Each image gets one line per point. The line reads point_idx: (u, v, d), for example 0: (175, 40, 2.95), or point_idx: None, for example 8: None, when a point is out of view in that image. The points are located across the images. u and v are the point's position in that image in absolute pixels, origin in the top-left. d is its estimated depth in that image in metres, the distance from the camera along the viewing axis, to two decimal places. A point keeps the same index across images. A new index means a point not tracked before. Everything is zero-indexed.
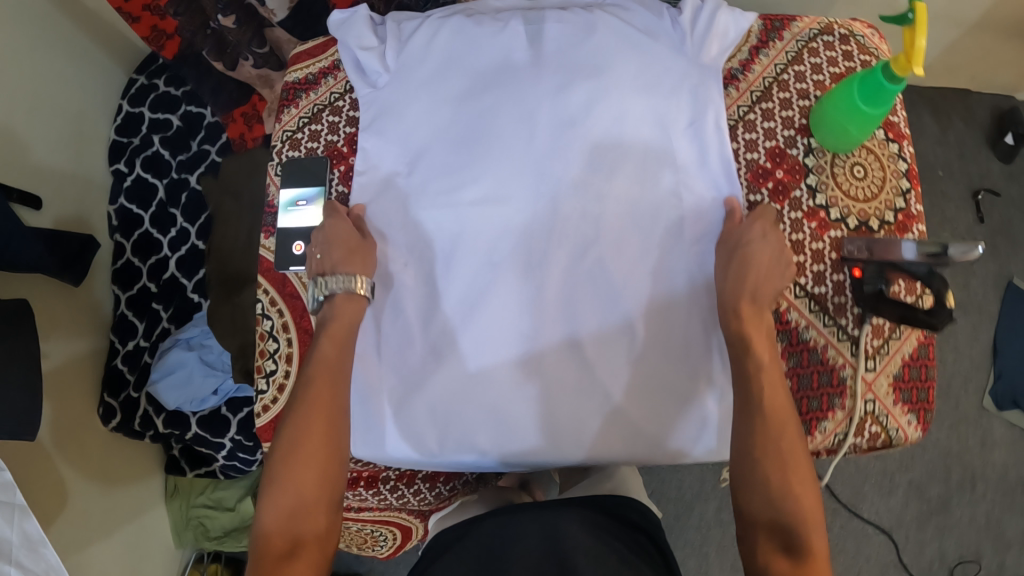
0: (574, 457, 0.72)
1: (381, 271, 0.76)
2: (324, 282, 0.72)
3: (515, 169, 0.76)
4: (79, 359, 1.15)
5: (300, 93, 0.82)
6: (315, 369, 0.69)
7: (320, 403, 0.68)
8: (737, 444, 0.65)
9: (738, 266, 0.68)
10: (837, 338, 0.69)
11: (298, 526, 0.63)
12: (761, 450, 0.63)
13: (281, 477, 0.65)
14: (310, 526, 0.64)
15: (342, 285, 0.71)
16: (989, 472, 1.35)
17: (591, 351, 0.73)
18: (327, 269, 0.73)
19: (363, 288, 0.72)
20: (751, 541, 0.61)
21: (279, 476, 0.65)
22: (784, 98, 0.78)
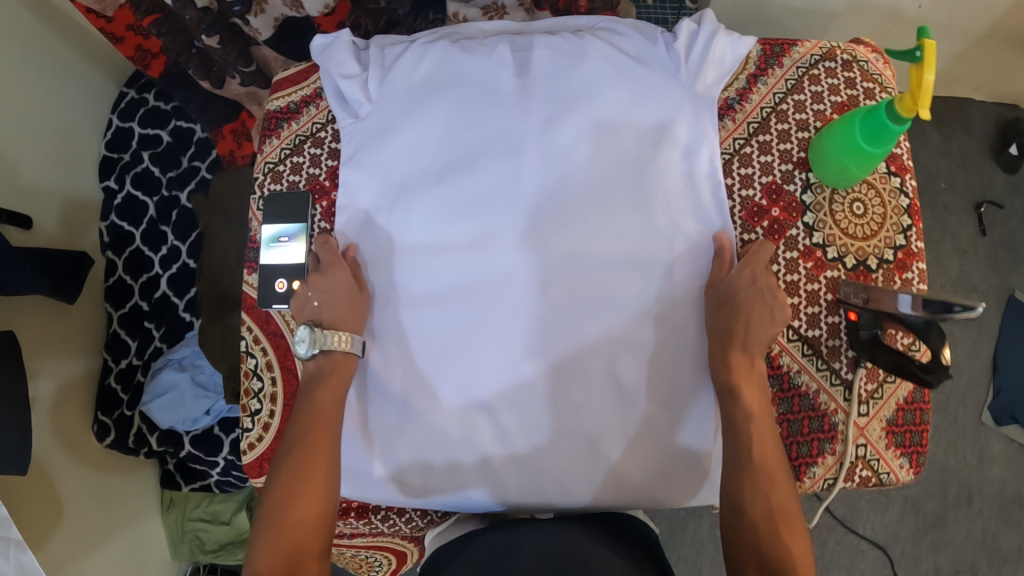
0: (559, 502, 0.72)
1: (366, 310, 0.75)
2: (318, 334, 0.70)
3: (503, 206, 0.74)
4: (74, 378, 1.15)
5: (282, 123, 0.81)
6: (313, 418, 0.69)
7: (318, 452, 0.67)
8: (728, 491, 0.65)
9: (728, 314, 0.68)
10: (830, 383, 0.68)
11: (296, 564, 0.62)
12: (750, 497, 0.63)
13: (275, 521, 0.64)
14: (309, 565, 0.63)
15: (333, 343, 0.70)
16: (986, 488, 1.34)
17: (577, 398, 0.71)
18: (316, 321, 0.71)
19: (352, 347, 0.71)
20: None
21: (274, 520, 0.64)
22: (783, 130, 0.75)
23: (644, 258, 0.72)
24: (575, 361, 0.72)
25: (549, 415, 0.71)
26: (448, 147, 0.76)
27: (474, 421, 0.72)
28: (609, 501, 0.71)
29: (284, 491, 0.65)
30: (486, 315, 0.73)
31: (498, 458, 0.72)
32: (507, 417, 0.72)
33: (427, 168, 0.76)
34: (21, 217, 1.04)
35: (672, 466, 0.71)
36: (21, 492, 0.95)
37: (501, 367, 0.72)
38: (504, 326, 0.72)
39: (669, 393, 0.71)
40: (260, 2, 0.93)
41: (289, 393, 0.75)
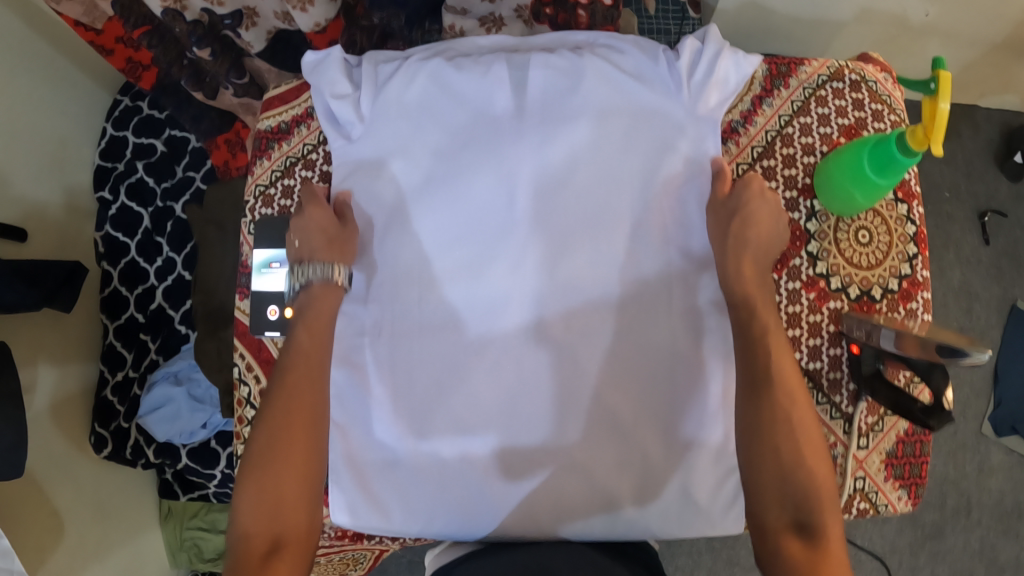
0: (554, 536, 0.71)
1: (359, 337, 0.74)
2: (301, 270, 0.71)
3: (501, 232, 0.73)
4: (71, 391, 1.14)
5: (272, 143, 0.80)
6: (296, 366, 0.69)
7: (302, 406, 0.68)
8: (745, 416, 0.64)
9: (739, 228, 0.68)
10: (830, 416, 0.68)
11: (278, 526, 0.63)
12: (773, 419, 0.62)
13: (261, 475, 0.65)
14: (292, 524, 0.64)
15: (320, 274, 0.71)
16: (985, 498, 1.34)
17: (570, 433, 0.71)
18: (304, 256, 0.71)
19: (341, 278, 0.72)
20: (764, 520, 0.60)
21: (259, 475, 0.65)
22: (787, 154, 0.73)
23: (640, 287, 0.71)
24: (573, 390, 0.71)
25: (546, 449, 0.71)
26: (444, 172, 0.74)
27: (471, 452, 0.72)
28: (616, 534, 0.71)
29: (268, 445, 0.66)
30: (483, 343, 0.72)
31: (495, 490, 0.72)
32: (504, 447, 0.72)
33: (422, 194, 0.74)
34: (14, 230, 1.02)
35: (676, 499, 0.70)
36: (16, 507, 0.94)
37: (497, 399, 0.72)
38: (503, 355, 0.72)
39: (673, 424, 0.70)
40: (251, 15, 0.92)
41: None
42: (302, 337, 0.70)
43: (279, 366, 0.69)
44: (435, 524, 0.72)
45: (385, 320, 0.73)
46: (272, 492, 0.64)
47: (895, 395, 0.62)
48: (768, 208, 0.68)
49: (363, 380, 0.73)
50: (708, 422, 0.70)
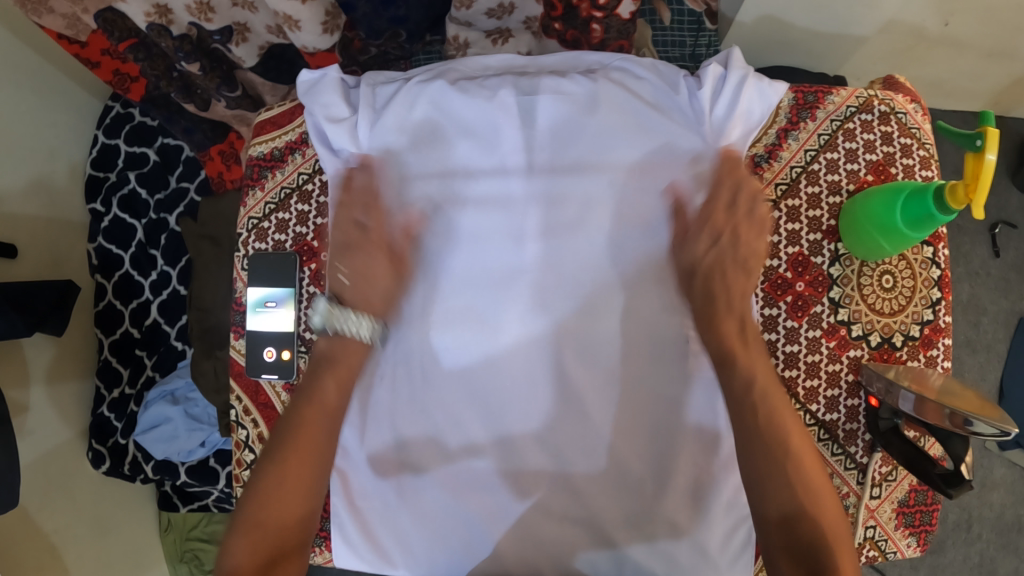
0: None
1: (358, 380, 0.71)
2: (338, 312, 0.65)
3: (509, 272, 0.70)
4: (67, 411, 1.13)
5: (265, 172, 0.75)
6: (310, 412, 0.64)
7: (308, 453, 0.62)
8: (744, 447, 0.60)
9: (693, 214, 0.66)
10: (844, 467, 0.66)
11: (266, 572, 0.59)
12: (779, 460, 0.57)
13: (256, 517, 0.59)
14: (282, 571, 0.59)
15: (353, 327, 0.65)
16: (986, 512, 1.35)
17: (579, 481, 0.69)
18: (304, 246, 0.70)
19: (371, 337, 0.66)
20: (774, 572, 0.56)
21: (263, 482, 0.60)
22: (813, 193, 0.70)
23: (649, 328, 0.69)
24: (580, 429, 0.70)
25: (548, 491, 0.70)
26: (447, 212, 0.71)
27: (471, 497, 0.70)
28: None
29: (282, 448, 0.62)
30: (490, 386, 0.70)
31: (497, 533, 0.70)
32: (505, 491, 0.70)
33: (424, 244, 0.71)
34: (5, 249, 1.00)
35: (686, 548, 0.68)
36: (13, 535, 0.94)
37: (501, 443, 0.70)
38: (515, 396, 0.70)
39: (680, 473, 0.68)
40: (242, 31, 0.89)
41: None
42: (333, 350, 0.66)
43: (294, 408, 0.64)
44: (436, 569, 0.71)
45: (386, 364, 0.71)
46: (267, 534, 0.59)
47: (911, 454, 0.61)
48: (749, 246, 0.63)
49: (363, 422, 0.71)
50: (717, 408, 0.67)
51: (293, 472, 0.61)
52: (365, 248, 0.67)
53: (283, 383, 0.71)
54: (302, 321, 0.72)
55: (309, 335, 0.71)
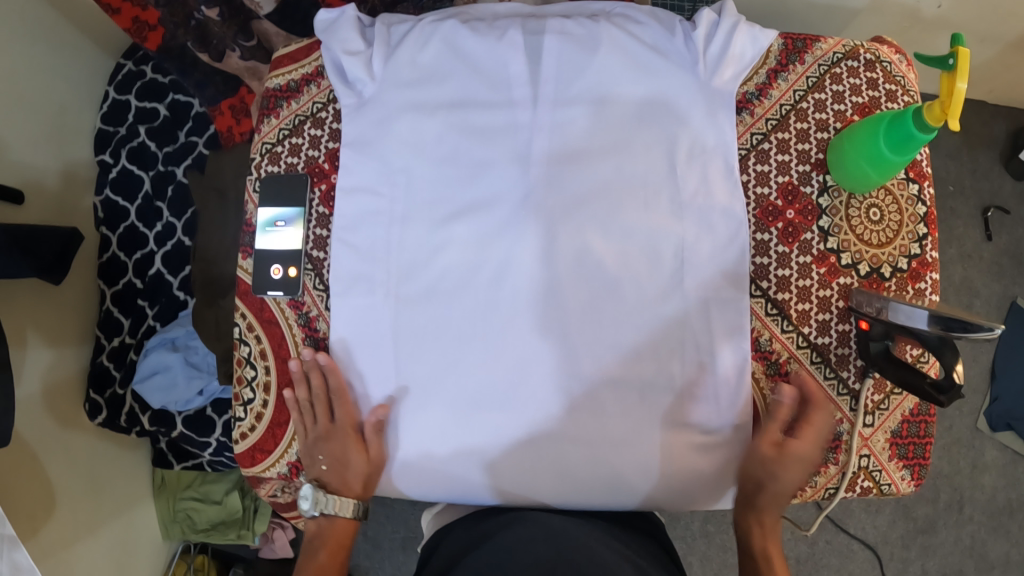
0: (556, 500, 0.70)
1: (349, 312, 0.70)
2: (317, 496, 0.69)
3: (510, 196, 0.69)
4: (64, 362, 1.13)
5: (281, 102, 0.75)
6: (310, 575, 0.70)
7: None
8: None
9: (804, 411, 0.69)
10: (837, 393, 0.71)
11: None
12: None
13: None
14: None
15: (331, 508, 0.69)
16: (977, 494, 1.39)
17: (578, 400, 0.68)
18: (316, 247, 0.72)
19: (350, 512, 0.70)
20: None
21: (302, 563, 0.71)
22: (801, 129, 0.78)
23: (650, 252, 0.70)
24: (602, 366, 0.68)
25: (575, 419, 0.68)
26: (361, 339, 0.70)
27: (487, 436, 0.68)
28: (618, 501, 0.70)
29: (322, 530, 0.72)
30: (492, 346, 0.68)
31: (492, 457, 0.69)
32: (529, 446, 0.68)
33: (402, 197, 0.70)
34: (11, 192, 1.00)
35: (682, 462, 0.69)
36: (10, 477, 0.95)
37: (459, 452, 0.69)
38: (524, 355, 0.68)
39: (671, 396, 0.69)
40: None
41: (284, 382, 0.73)
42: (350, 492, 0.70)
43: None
44: (436, 488, 0.71)
45: (385, 282, 0.69)
46: None
47: (901, 369, 0.66)
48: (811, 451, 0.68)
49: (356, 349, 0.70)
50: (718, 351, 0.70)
51: None
52: (332, 439, 0.70)
53: (287, 300, 0.72)
54: (309, 240, 0.72)
55: (316, 253, 0.72)
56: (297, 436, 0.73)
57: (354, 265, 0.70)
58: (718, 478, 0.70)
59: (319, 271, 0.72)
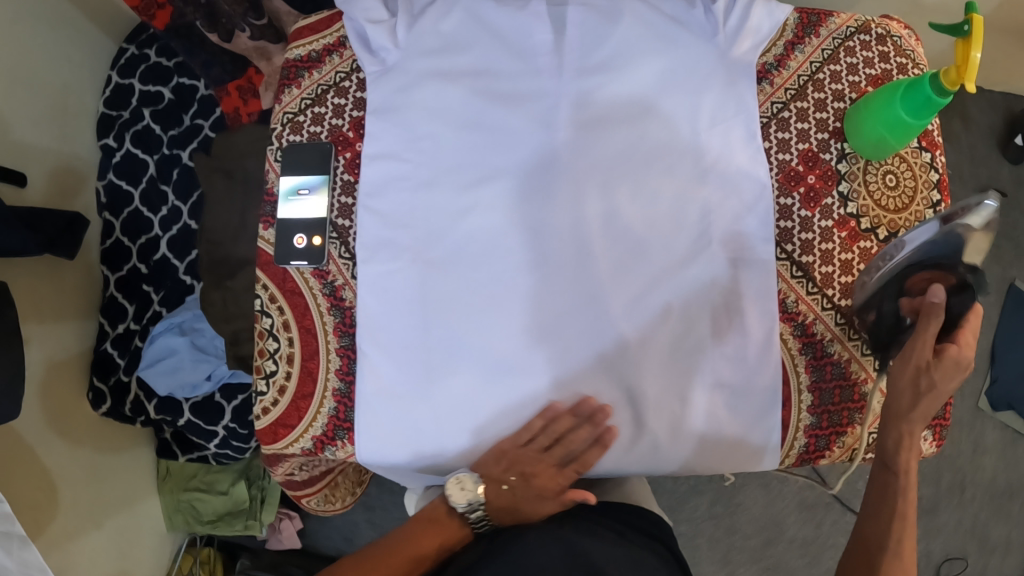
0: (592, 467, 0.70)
1: (369, 276, 0.69)
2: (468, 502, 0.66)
3: (538, 161, 0.69)
4: (67, 347, 1.11)
5: (302, 72, 0.74)
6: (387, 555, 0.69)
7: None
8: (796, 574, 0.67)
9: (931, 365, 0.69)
10: (862, 353, 0.76)
11: None
12: None
13: None
14: None
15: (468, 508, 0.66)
16: (979, 476, 1.41)
17: (611, 362, 0.68)
18: (348, 214, 0.71)
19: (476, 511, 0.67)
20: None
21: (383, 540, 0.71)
22: (819, 99, 0.81)
23: (677, 219, 0.71)
24: (631, 330, 0.69)
25: (608, 378, 0.68)
26: (388, 306, 0.68)
27: (513, 401, 0.67)
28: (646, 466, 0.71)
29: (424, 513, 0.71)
30: (516, 312, 0.67)
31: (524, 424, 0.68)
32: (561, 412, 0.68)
33: (427, 163, 0.70)
34: (12, 173, 0.98)
35: (710, 423, 0.71)
36: (13, 464, 0.93)
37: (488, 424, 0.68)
38: (558, 315, 0.68)
39: (701, 358, 0.70)
40: None
41: (307, 353, 0.70)
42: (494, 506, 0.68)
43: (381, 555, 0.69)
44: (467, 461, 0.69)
45: (413, 248, 0.69)
46: None
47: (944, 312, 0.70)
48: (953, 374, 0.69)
49: (382, 316, 0.68)
50: (742, 310, 0.72)
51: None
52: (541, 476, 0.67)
53: (312, 270, 0.71)
54: (335, 208, 0.71)
55: (340, 222, 0.71)
56: (321, 409, 0.70)
57: (377, 232, 0.69)
58: (743, 445, 0.71)
59: (344, 239, 0.71)
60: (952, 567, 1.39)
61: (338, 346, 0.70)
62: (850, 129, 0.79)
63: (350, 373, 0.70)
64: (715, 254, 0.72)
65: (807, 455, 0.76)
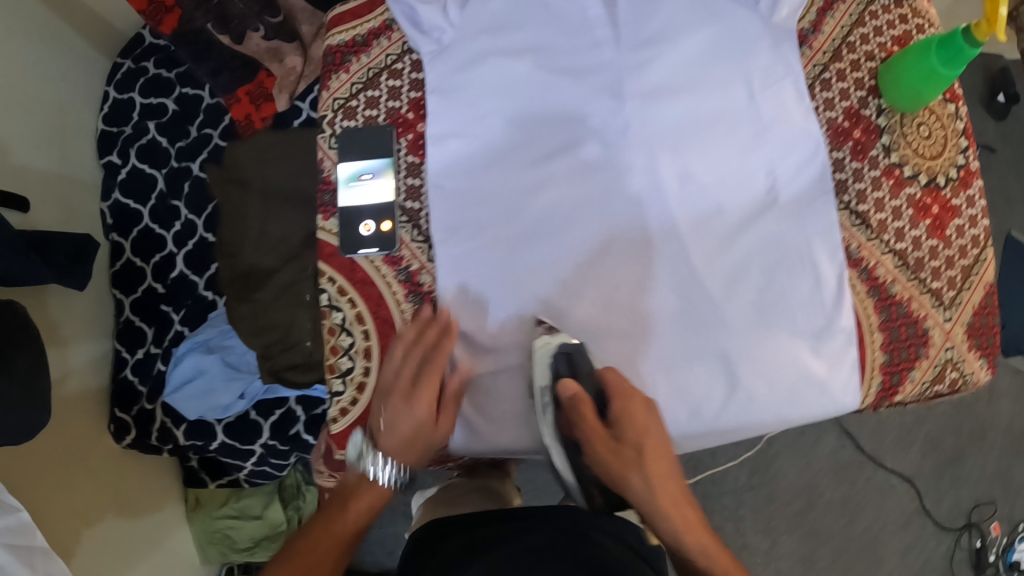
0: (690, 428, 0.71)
1: (450, 257, 0.68)
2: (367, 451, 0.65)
3: (604, 132, 0.72)
4: (84, 377, 1.04)
5: (348, 57, 0.72)
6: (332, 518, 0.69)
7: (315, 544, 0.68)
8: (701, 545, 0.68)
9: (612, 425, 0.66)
10: (920, 291, 0.80)
11: None
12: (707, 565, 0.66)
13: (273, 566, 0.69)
14: None
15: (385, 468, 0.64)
16: (997, 422, 1.46)
17: (694, 318, 0.71)
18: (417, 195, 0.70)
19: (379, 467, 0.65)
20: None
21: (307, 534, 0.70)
22: (852, 60, 0.83)
23: (744, 180, 0.73)
24: (708, 287, 0.72)
25: (700, 335, 0.71)
26: (473, 286, 0.68)
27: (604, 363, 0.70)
28: (740, 421, 0.71)
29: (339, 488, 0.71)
30: (601, 279, 0.70)
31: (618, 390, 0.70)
32: (652, 373, 0.70)
33: (498, 138, 0.70)
34: (15, 197, 0.91)
35: (795, 373, 0.72)
36: (29, 497, 0.86)
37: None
38: (637, 279, 0.71)
39: (779, 308, 0.72)
40: None
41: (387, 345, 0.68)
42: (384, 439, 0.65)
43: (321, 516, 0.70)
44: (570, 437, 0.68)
45: (493, 223, 0.69)
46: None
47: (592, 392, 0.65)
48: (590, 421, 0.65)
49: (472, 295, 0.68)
50: (814, 260, 0.73)
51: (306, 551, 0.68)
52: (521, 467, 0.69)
53: (383, 257, 0.69)
54: (402, 191, 0.70)
55: (410, 205, 0.70)
56: None
57: (454, 209, 0.69)
58: (828, 390, 0.72)
59: (415, 222, 0.70)
60: (981, 512, 1.44)
61: None
62: (879, 88, 0.83)
63: None
64: (780, 209, 0.74)
65: (883, 392, 0.79)
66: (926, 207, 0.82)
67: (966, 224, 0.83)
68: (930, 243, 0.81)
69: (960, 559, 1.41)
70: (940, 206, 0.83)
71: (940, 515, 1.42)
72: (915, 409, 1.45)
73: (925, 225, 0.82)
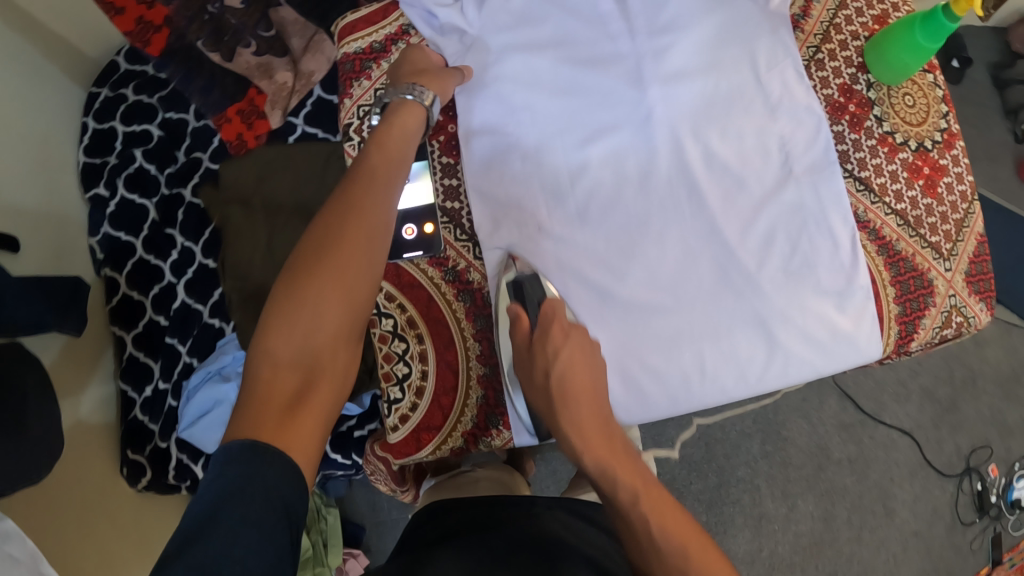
0: (736, 392, 0.72)
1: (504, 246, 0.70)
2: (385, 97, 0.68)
3: (628, 117, 0.73)
4: (87, 421, 0.98)
5: (368, 64, 0.74)
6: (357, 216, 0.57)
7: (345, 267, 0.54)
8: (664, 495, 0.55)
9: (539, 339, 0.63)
10: (921, 246, 0.83)
11: (310, 353, 0.52)
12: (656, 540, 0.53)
13: (292, 297, 0.53)
14: (327, 356, 0.53)
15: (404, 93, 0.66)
16: (985, 368, 1.54)
17: (732, 282, 0.73)
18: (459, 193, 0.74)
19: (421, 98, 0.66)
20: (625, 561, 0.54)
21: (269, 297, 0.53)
22: (840, 40, 0.86)
23: (763, 151, 0.75)
24: (740, 252, 0.73)
25: (737, 299, 0.72)
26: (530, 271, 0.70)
27: (657, 332, 0.71)
28: (777, 379, 0.72)
29: (298, 247, 0.55)
30: (641, 251, 0.72)
31: (677, 357, 0.71)
32: (701, 340, 0.72)
33: (533, 129, 0.71)
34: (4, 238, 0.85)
35: (823, 328, 0.74)
36: (47, 534, 0.80)
37: (647, 360, 0.71)
38: (676, 248, 0.72)
39: (806, 269, 0.74)
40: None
41: (441, 346, 0.70)
42: (371, 150, 0.62)
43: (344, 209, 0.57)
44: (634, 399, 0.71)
45: (542, 209, 0.71)
46: (305, 314, 0.52)
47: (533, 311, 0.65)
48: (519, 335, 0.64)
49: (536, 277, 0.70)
50: (832, 223, 0.75)
51: (337, 276, 0.54)
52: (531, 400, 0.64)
53: (428, 259, 0.72)
54: (439, 191, 0.74)
55: (449, 205, 0.73)
56: (468, 401, 0.70)
57: (500, 206, 0.71)
58: (856, 341, 0.74)
59: (456, 221, 0.73)
60: (980, 456, 1.50)
61: (474, 331, 0.71)
62: (869, 63, 0.85)
63: (492, 355, 0.70)
64: (798, 177, 0.75)
65: (901, 340, 0.81)
66: (918, 168, 0.85)
67: (955, 181, 0.85)
68: (925, 202, 0.84)
69: (963, 503, 1.47)
70: (930, 167, 0.85)
71: (942, 463, 1.48)
72: (908, 363, 1.52)
73: (919, 185, 0.84)
